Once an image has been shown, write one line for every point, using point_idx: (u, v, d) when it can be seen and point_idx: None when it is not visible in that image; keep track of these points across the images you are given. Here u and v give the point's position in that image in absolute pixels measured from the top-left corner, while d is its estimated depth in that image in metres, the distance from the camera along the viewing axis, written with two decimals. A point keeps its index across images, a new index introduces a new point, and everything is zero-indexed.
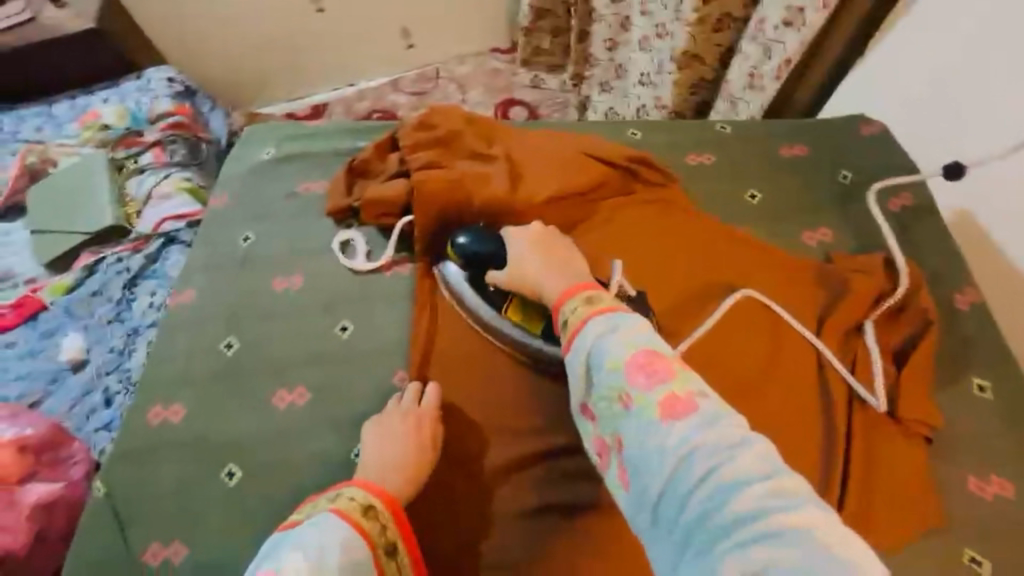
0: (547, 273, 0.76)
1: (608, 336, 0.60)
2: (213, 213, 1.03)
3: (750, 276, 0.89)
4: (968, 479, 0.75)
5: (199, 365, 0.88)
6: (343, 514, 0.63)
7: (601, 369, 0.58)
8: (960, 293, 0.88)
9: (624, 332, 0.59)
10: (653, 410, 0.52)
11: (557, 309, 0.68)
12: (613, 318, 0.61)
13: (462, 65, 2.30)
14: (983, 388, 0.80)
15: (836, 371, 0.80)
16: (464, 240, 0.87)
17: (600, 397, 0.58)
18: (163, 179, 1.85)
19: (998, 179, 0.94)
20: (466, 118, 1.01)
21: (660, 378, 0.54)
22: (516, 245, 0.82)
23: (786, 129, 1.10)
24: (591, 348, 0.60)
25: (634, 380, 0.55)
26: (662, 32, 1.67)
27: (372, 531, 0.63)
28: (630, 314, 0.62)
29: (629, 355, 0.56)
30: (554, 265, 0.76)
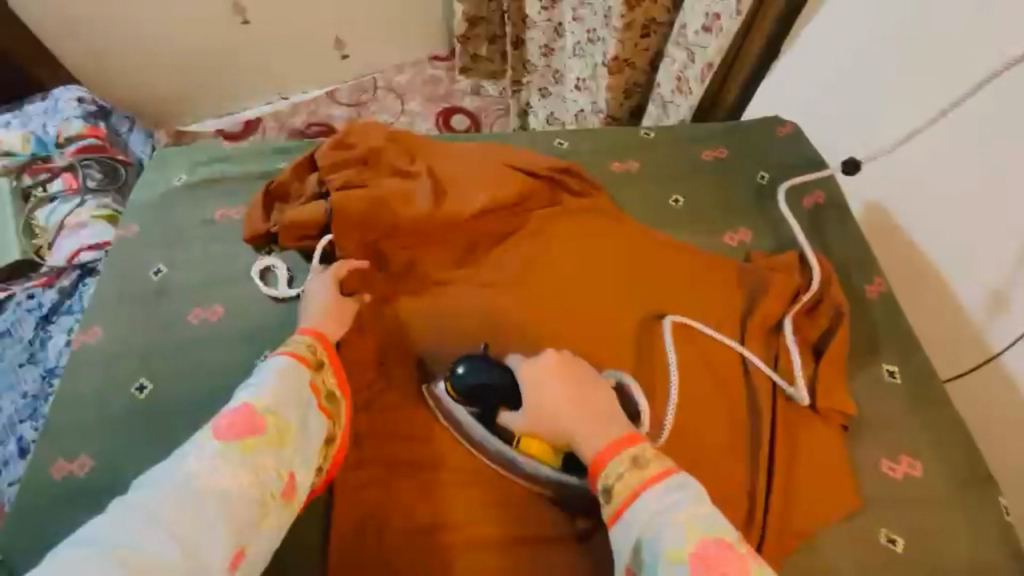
0: (582, 426, 0.68)
1: (666, 514, 0.59)
2: (120, 244, 0.96)
3: (675, 297, 0.90)
4: (882, 462, 0.79)
5: (106, 412, 0.81)
6: (277, 350, 0.69)
7: (659, 555, 0.58)
8: (869, 283, 0.94)
9: (684, 513, 0.59)
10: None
11: (596, 470, 0.65)
12: (664, 488, 0.61)
13: (399, 75, 2.27)
14: (892, 373, 0.85)
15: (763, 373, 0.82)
16: (463, 371, 0.75)
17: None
18: (76, 207, 1.73)
19: (904, 172, 1.00)
20: (388, 136, 0.99)
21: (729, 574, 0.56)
22: (534, 387, 0.72)
23: (706, 132, 1.13)
24: (648, 527, 0.59)
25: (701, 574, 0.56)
26: (593, 37, 1.70)
27: (303, 351, 0.70)
28: (686, 481, 0.62)
29: (692, 547, 0.57)
30: (588, 414, 0.68)
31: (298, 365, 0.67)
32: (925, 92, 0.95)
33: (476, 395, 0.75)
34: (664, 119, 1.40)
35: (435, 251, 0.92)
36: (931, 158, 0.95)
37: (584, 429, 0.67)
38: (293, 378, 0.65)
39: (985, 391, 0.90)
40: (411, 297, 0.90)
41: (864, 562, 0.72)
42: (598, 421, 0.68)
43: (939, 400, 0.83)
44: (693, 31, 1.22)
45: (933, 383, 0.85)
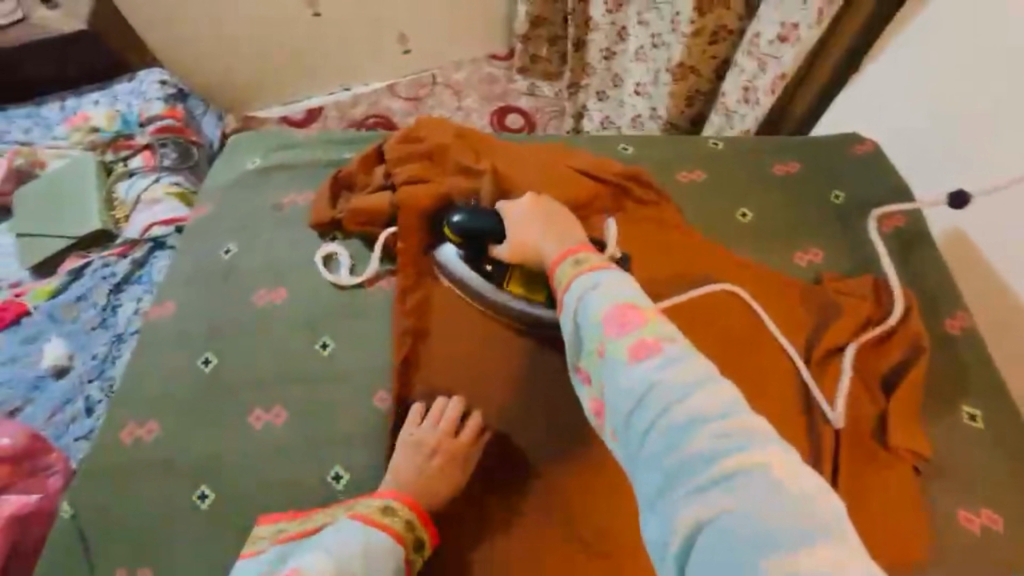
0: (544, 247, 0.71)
1: (593, 287, 0.56)
2: (196, 223, 1.01)
3: (739, 277, 0.90)
4: (958, 511, 0.73)
5: (174, 382, 0.85)
6: (353, 512, 0.68)
7: (579, 325, 0.54)
8: (951, 317, 0.87)
9: (604, 284, 0.55)
10: (624, 351, 0.49)
11: (553, 270, 0.63)
12: (596, 274, 0.57)
13: (458, 72, 2.30)
14: (974, 417, 0.79)
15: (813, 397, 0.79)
16: (460, 217, 0.84)
17: (577, 353, 0.54)
18: (152, 183, 1.83)
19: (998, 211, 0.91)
20: (455, 132, 1.00)
21: (634, 326, 0.50)
22: (512, 221, 0.79)
23: (779, 147, 1.09)
24: (572, 298, 0.56)
25: (610, 331, 0.51)
26: (657, 42, 1.67)
27: (398, 526, 0.67)
28: (618, 271, 0.58)
29: (605, 306, 0.53)
30: (551, 235, 0.73)
31: (392, 543, 0.65)
32: None
33: (474, 237, 0.84)
34: (727, 129, 1.35)
35: None
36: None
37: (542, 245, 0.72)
38: (376, 555, 0.63)
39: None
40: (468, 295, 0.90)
41: None
42: (556, 240, 0.72)
43: None
44: (767, 41, 1.17)
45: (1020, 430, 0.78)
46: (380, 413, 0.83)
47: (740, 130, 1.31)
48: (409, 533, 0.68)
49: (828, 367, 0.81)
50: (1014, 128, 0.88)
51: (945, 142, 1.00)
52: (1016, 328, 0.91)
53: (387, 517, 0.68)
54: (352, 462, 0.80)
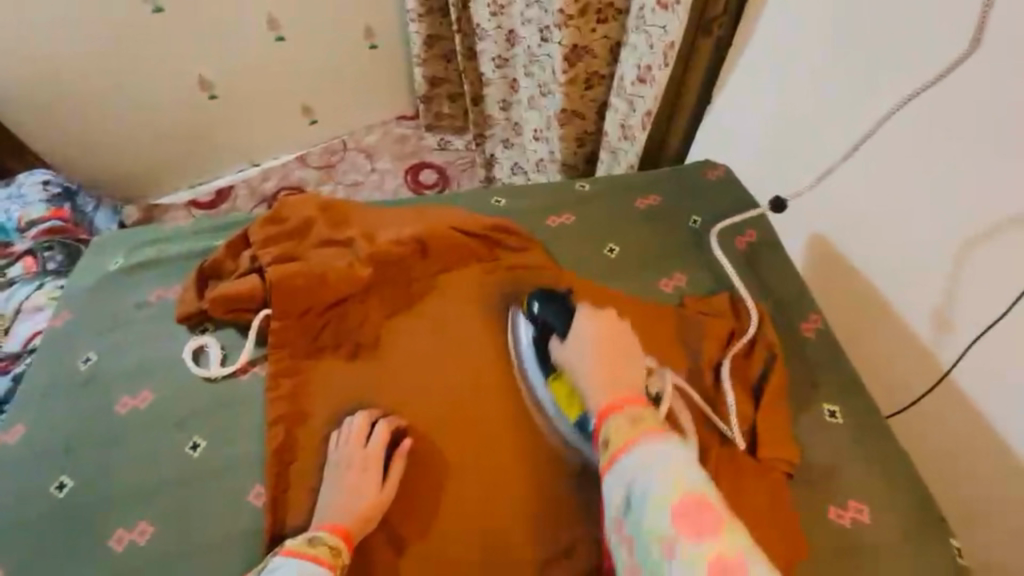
0: (596, 374, 0.74)
1: (654, 466, 0.63)
2: (52, 334, 0.95)
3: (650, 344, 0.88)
4: (829, 509, 0.76)
5: (23, 515, 0.78)
6: (283, 544, 0.71)
7: (647, 502, 0.62)
8: (805, 321, 0.94)
9: (670, 469, 0.63)
10: (702, 564, 0.56)
11: (605, 414, 0.70)
12: (657, 445, 0.65)
13: (368, 135, 2.34)
14: (833, 413, 0.84)
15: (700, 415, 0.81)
16: (538, 306, 0.86)
17: (641, 534, 0.61)
18: (34, 290, 1.72)
19: (851, 207, 0.99)
20: (320, 206, 1.00)
21: (709, 533, 0.58)
22: (584, 329, 0.79)
23: (641, 181, 1.16)
24: (634, 476, 0.64)
25: (681, 531, 0.59)
26: (544, 91, 1.76)
27: (324, 554, 0.69)
28: (676, 442, 0.66)
29: (677, 497, 0.61)
30: (613, 377, 0.73)
31: (321, 572, 0.67)
32: (830, 136, 1.00)
33: (545, 330, 0.85)
34: (615, 166, 1.43)
35: (370, 318, 0.94)
36: (868, 195, 0.95)
37: (596, 371, 0.74)
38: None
39: (936, 420, 0.90)
40: (348, 369, 0.89)
41: None
42: (609, 372, 0.73)
43: (884, 438, 0.82)
44: (630, 82, 1.26)
45: (875, 419, 0.84)
46: (256, 509, 0.79)
47: (626, 165, 1.38)
48: (336, 560, 0.69)
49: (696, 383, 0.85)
50: (821, 126, 1.02)
51: (788, 157, 1.10)
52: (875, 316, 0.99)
53: (312, 548, 0.69)
54: (227, 570, 0.75)
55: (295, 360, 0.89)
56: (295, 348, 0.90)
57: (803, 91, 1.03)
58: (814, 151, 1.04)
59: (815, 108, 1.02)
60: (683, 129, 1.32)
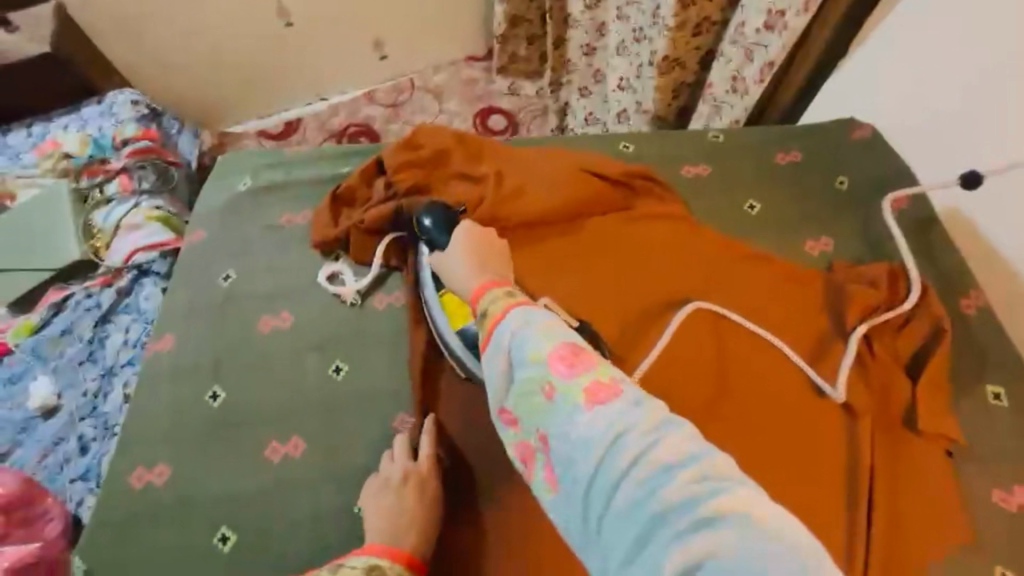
0: (461, 266, 0.73)
1: (527, 326, 0.54)
2: (190, 250, 0.97)
3: (792, 313, 0.86)
4: (994, 493, 0.72)
5: (183, 418, 0.82)
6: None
7: (520, 357, 0.52)
8: (965, 297, 0.87)
9: (543, 325, 0.54)
10: (578, 396, 0.47)
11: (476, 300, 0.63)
12: (530, 311, 0.56)
13: (435, 75, 2.23)
14: (998, 396, 0.79)
15: (803, 371, 0.80)
16: (427, 222, 0.84)
17: (516, 395, 0.51)
18: (132, 208, 1.76)
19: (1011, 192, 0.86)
20: (456, 136, 0.97)
21: (584, 366, 0.49)
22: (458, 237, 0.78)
23: (780, 135, 1.08)
24: (508, 337, 0.54)
25: (555, 369, 0.49)
26: (639, 36, 1.62)
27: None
28: (545, 309, 0.57)
29: (550, 344, 0.51)
30: (473, 262, 0.73)
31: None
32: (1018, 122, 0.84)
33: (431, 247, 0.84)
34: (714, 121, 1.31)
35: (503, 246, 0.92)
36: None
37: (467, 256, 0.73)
38: None
39: None
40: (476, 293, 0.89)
41: None
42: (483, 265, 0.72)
43: None
44: (752, 30, 1.12)
45: None
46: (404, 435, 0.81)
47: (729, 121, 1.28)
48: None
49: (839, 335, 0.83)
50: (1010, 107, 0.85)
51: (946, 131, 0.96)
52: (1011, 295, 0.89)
53: None
54: None
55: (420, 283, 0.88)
56: (412, 274, 0.90)
57: (999, 52, 0.86)
58: (993, 136, 0.88)
59: (1007, 72, 0.85)
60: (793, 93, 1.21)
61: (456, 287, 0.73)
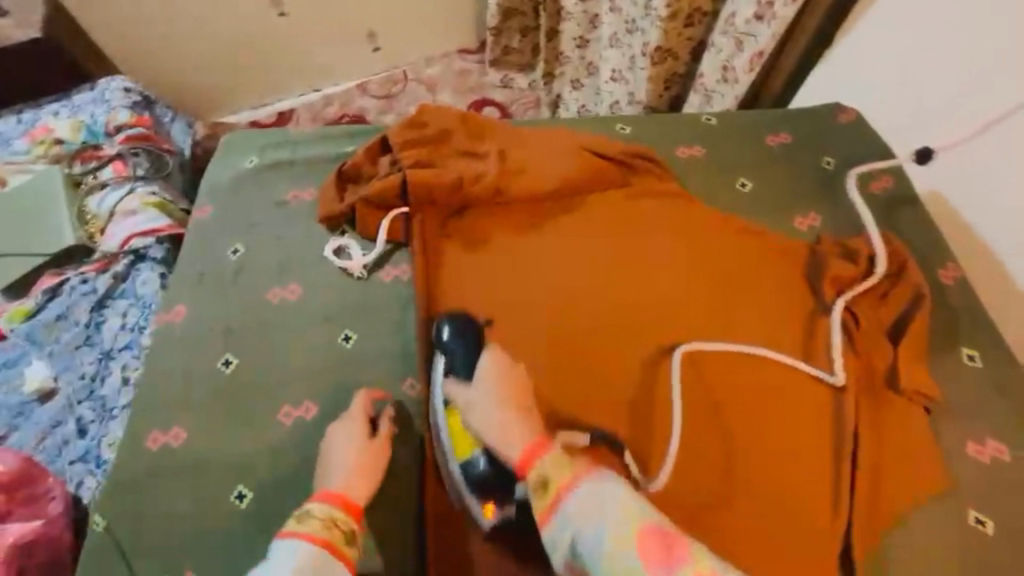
0: (491, 405, 0.70)
1: (604, 516, 0.57)
2: (198, 225, 0.99)
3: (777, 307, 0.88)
4: (967, 445, 0.78)
5: (197, 385, 0.84)
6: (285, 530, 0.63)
7: (597, 557, 0.56)
8: (943, 268, 0.92)
9: (625, 513, 0.57)
10: None
11: (523, 470, 0.64)
12: (601, 488, 0.59)
13: (429, 68, 2.25)
14: (973, 357, 0.84)
15: (794, 365, 0.82)
16: (448, 334, 0.82)
17: (596, 565, 0.56)
18: (127, 194, 1.75)
19: (980, 162, 0.94)
20: (460, 116, 1.00)
21: (675, 561, 0.54)
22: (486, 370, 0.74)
23: (769, 118, 1.12)
24: (584, 528, 0.57)
25: (648, 565, 0.54)
26: (631, 28, 1.66)
27: (318, 529, 0.62)
28: (613, 478, 0.61)
29: (637, 528, 0.56)
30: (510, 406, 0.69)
31: (314, 549, 0.60)
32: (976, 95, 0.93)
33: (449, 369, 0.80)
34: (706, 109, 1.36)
35: (503, 217, 0.96)
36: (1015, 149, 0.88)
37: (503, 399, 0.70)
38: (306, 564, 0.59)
39: None
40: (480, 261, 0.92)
41: (955, 545, 0.72)
42: (521, 411, 0.69)
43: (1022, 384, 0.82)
44: (742, 20, 1.16)
45: (1016, 368, 0.83)
46: (413, 398, 0.84)
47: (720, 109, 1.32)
48: (342, 531, 0.64)
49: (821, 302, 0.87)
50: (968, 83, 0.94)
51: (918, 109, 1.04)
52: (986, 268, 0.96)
53: (304, 525, 0.62)
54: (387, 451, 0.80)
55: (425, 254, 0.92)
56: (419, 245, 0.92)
57: (949, 34, 0.96)
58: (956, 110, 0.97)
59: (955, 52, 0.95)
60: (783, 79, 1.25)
61: (483, 430, 0.69)
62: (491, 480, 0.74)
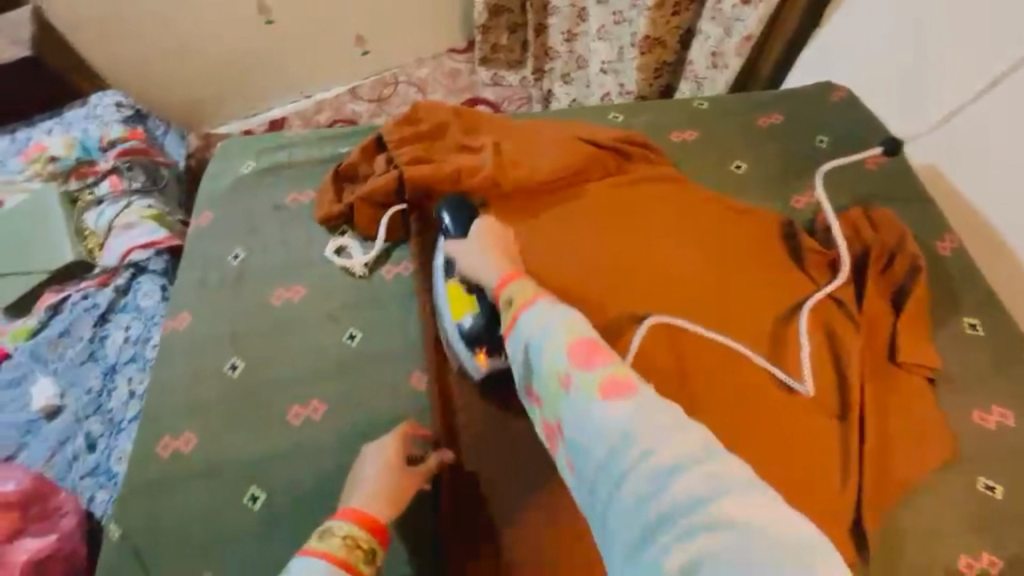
0: (479, 261, 0.74)
1: (546, 325, 0.58)
2: (198, 232, 1.00)
3: (749, 293, 0.86)
4: (972, 413, 0.78)
5: (205, 390, 0.84)
6: (307, 547, 0.56)
7: (538, 352, 0.57)
8: (940, 240, 0.93)
9: (564, 323, 0.57)
10: (595, 388, 0.51)
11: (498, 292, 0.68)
12: (549, 311, 0.60)
13: (419, 69, 2.25)
14: (974, 326, 0.84)
15: (783, 380, 0.78)
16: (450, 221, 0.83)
17: (539, 376, 0.56)
18: (124, 208, 1.75)
19: (979, 135, 0.94)
20: (453, 111, 1.01)
21: (601, 362, 0.53)
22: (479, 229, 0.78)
23: (760, 100, 1.13)
24: (529, 334, 0.59)
25: (574, 362, 0.54)
26: (618, 19, 1.67)
27: (338, 548, 0.56)
28: (563, 304, 0.61)
29: (571, 339, 0.56)
30: (495, 258, 0.73)
31: (332, 571, 0.53)
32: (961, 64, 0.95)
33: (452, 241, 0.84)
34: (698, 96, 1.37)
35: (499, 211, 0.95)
36: (1013, 109, 0.89)
37: (489, 255, 0.74)
38: None
39: None
40: None
41: (965, 511, 0.72)
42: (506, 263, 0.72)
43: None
44: (729, 6, 1.18)
45: (1016, 335, 0.84)
46: (419, 392, 0.84)
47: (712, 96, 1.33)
48: (364, 552, 0.57)
49: (818, 279, 0.88)
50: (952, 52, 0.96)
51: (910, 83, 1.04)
52: (983, 242, 0.96)
53: (323, 543, 0.56)
54: None
55: (423, 248, 0.92)
56: (417, 242, 0.93)
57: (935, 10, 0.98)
58: (943, 82, 0.98)
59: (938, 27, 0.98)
60: (773, 64, 1.28)
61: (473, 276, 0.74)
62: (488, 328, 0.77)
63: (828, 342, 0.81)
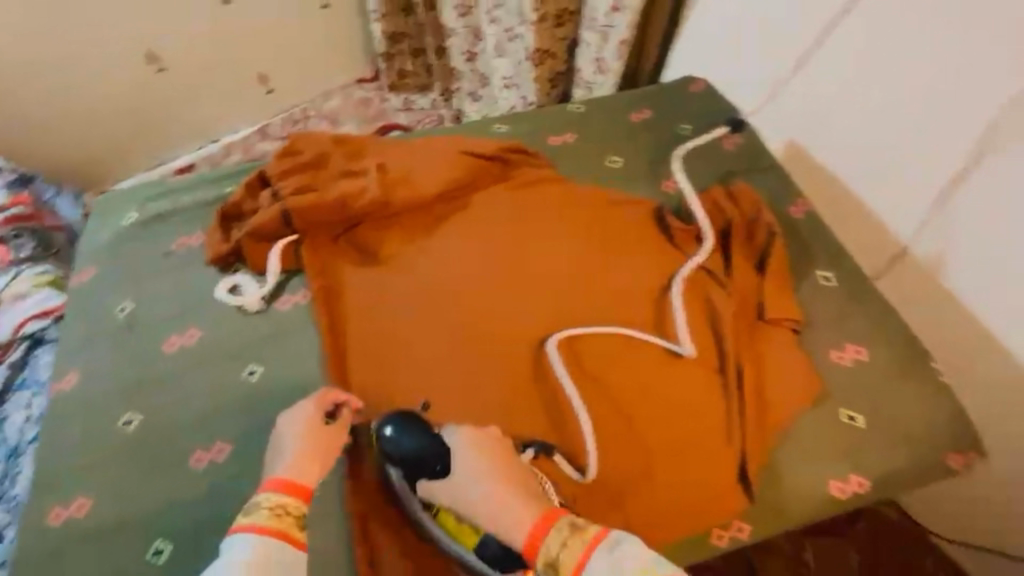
0: (489, 501, 0.66)
1: None
2: (81, 291, 0.96)
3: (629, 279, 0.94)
4: (831, 353, 0.87)
5: (98, 449, 0.81)
6: (238, 522, 0.62)
7: None
8: (794, 204, 1.03)
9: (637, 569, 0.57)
10: None
11: (531, 555, 0.63)
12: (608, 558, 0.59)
13: (328, 101, 2.12)
14: (828, 278, 0.94)
15: (658, 345, 0.87)
16: (392, 433, 0.72)
17: None
18: (12, 279, 1.60)
19: (820, 94, 1.08)
20: (334, 139, 1.03)
21: None
22: (462, 460, 0.70)
23: (631, 99, 1.22)
24: None
25: None
26: (511, 35, 1.75)
27: (267, 519, 0.61)
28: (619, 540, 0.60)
29: None
30: (514, 499, 0.66)
31: (264, 540, 0.60)
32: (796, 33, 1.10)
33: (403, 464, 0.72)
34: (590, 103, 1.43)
35: (391, 233, 0.98)
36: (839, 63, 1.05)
37: (486, 486, 0.67)
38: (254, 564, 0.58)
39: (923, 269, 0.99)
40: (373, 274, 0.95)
41: (834, 442, 0.80)
42: (507, 481, 0.68)
43: (869, 293, 0.93)
44: (602, 15, 1.28)
45: (864, 281, 0.94)
46: None
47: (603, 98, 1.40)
48: (294, 517, 0.63)
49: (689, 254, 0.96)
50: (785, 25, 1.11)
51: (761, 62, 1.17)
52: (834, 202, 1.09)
53: (249, 517, 0.62)
54: None
55: (317, 276, 0.94)
56: (310, 270, 0.94)
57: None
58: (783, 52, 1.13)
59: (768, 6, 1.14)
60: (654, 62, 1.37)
61: (490, 528, 0.66)
62: (504, 558, 0.66)
63: (703, 310, 0.89)
